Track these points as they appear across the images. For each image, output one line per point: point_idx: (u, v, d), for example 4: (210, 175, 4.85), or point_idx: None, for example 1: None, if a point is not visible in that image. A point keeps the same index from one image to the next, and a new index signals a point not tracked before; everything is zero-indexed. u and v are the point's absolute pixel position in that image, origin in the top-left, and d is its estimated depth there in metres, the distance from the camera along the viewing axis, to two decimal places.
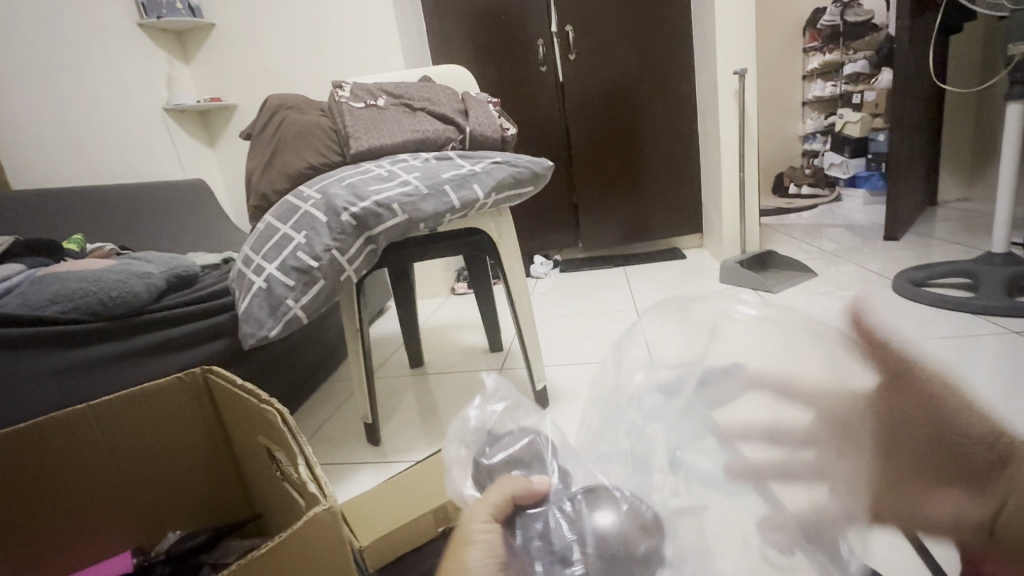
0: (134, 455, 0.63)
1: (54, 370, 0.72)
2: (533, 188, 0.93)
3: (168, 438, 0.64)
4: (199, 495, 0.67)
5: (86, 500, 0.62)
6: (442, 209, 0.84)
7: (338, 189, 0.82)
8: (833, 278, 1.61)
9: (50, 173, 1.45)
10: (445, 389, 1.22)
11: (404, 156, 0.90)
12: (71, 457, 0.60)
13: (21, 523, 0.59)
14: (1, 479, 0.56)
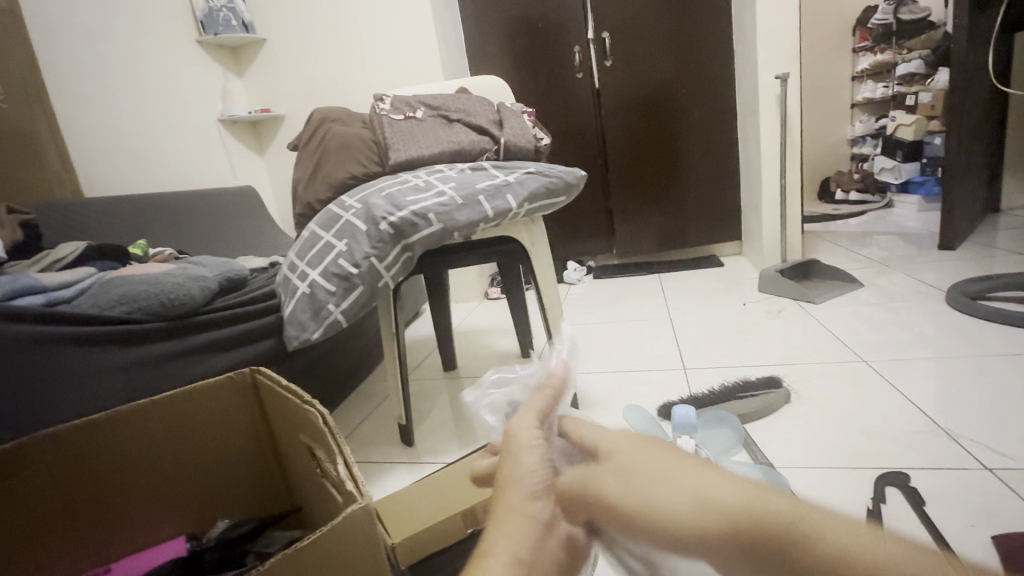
0: (187, 448, 0.68)
1: (120, 366, 0.78)
2: (566, 197, 0.95)
3: (218, 433, 0.69)
4: (245, 487, 0.71)
5: (146, 486, 0.67)
6: (476, 218, 0.86)
7: (377, 198, 0.86)
8: (882, 289, 1.54)
9: (117, 181, 1.56)
10: None
11: (440, 167, 0.92)
12: (132, 447, 0.65)
13: (90, 506, 0.64)
14: (71, 465, 0.62)
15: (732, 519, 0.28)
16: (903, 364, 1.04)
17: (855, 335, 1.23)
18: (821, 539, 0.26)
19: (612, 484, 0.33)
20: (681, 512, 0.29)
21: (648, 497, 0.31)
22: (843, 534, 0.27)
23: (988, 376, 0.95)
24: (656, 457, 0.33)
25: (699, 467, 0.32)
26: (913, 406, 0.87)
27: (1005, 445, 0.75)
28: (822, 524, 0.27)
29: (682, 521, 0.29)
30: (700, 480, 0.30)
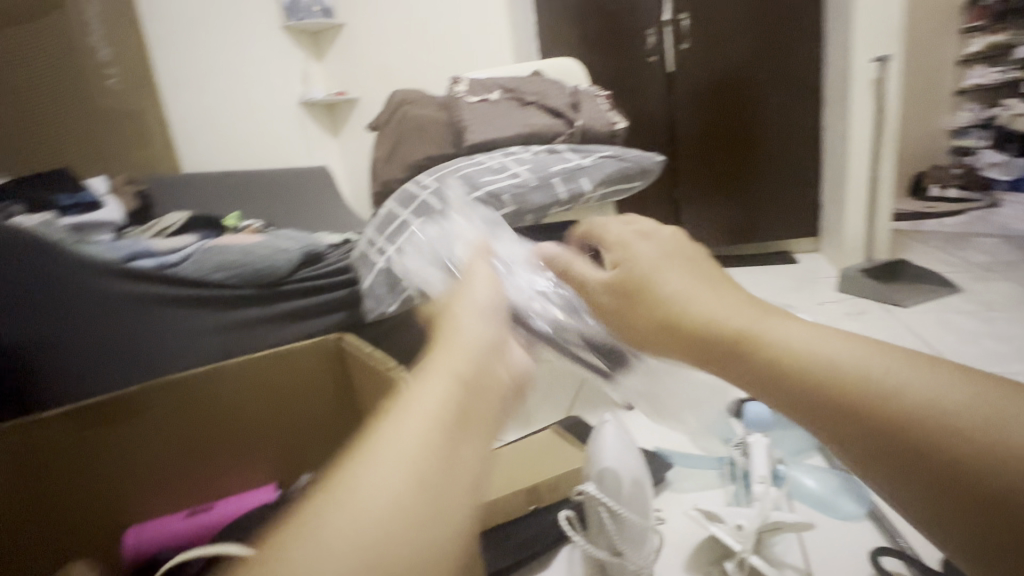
0: (275, 407, 0.73)
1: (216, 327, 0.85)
2: (641, 182, 0.93)
3: (302, 394, 0.74)
4: (325, 446, 0.77)
5: (239, 437, 0.73)
6: (550, 201, 0.86)
7: (453, 179, 0.88)
8: (984, 296, 1.40)
9: (210, 159, 1.69)
10: None
11: (515, 149, 0.93)
12: (229, 401, 0.71)
13: (192, 450, 0.71)
14: (179, 413, 0.68)
15: (715, 329, 0.35)
16: None
17: (949, 345, 1.14)
18: (777, 343, 0.32)
19: (628, 302, 0.41)
20: (715, 311, 0.36)
21: (651, 308, 0.39)
22: (812, 344, 0.31)
23: None
24: (666, 284, 0.39)
25: (721, 294, 0.37)
26: None
27: None
28: (784, 335, 0.32)
29: (664, 327, 0.38)
30: (707, 302, 0.37)
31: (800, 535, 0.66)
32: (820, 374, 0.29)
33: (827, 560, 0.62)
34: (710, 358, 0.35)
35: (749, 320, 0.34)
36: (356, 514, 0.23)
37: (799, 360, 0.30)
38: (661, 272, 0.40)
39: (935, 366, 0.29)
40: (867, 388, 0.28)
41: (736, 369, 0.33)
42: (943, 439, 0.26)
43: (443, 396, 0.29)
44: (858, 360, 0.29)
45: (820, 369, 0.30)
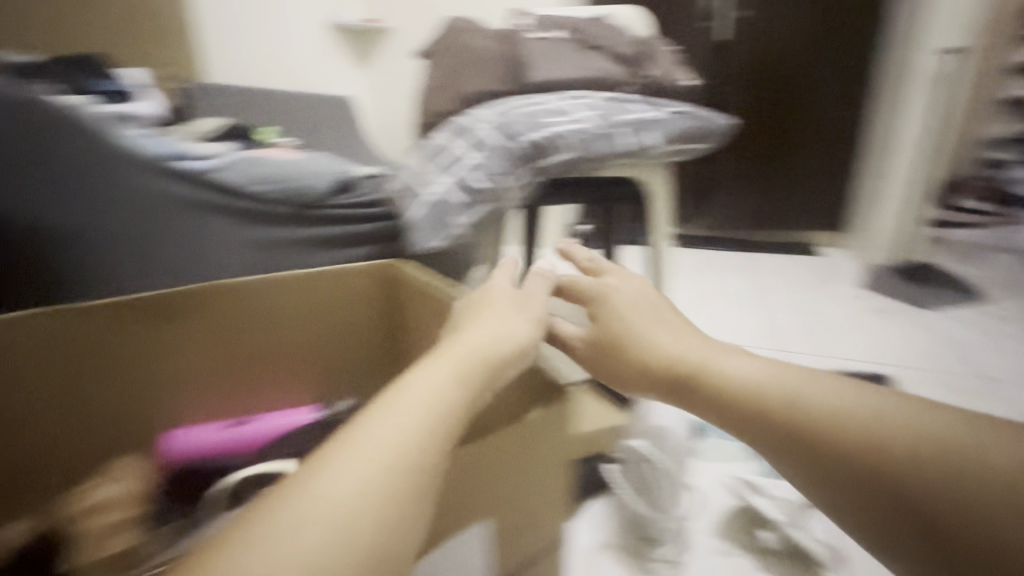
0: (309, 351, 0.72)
1: (246, 239, 0.68)
2: (708, 145, 0.90)
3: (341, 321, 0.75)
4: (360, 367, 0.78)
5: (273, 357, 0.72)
6: (613, 152, 0.82)
7: (513, 116, 0.83)
8: (1010, 308, 1.41)
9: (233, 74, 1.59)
10: None
11: (579, 94, 0.88)
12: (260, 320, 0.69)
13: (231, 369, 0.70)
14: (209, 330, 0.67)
15: (731, 388, 0.49)
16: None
17: (971, 355, 1.17)
18: (806, 402, 0.45)
19: (730, 370, 0.51)
20: (738, 376, 0.50)
21: (689, 370, 0.52)
22: (821, 402, 0.45)
23: None
24: (667, 350, 0.54)
25: (731, 356, 0.52)
26: None
27: None
28: (808, 395, 0.46)
29: (674, 371, 0.53)
30: (737, 369, 0.50)
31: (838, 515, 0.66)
32: (815, 432, 0.44)
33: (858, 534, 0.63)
34: (739, 415, 0.48)
35: (781, 374, 0.48)
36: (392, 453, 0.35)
37: (833, 424, 0.43)
38: (752, 363, 0.51)
39: (901, 405, 0.43)
40: (834, 421, 0.43)
41: (756, 427, 0.47)
42: (894, 464, 0.40)
43: (360, 478, 0.33)
44: (822, 403, 0.45)
45: (825, 424, 0.44)
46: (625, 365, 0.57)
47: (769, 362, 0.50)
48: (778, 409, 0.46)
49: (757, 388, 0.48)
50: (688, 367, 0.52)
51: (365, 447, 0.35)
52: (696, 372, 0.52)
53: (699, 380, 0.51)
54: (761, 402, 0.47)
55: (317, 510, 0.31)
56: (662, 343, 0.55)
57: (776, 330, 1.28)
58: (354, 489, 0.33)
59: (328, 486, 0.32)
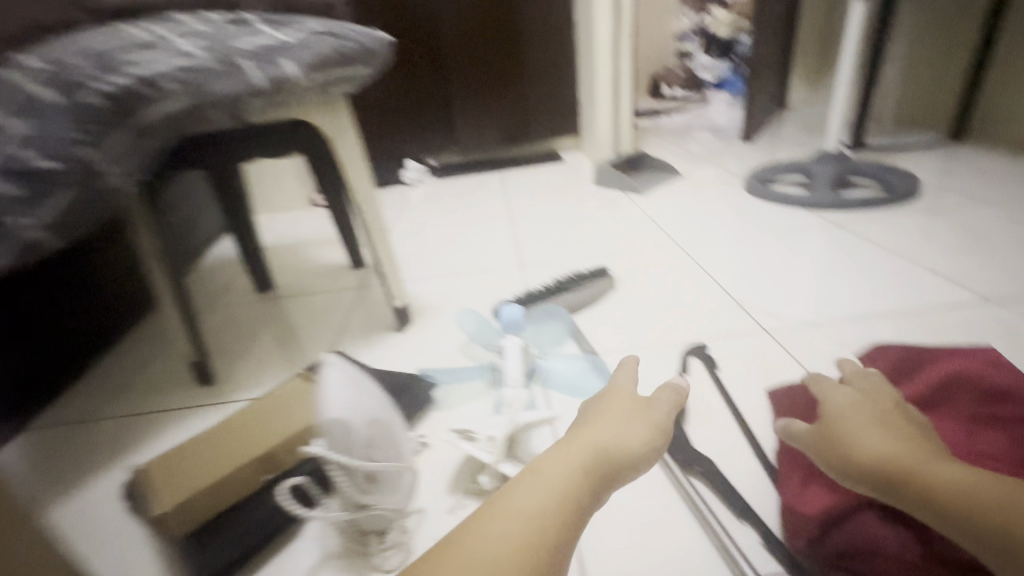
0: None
1: None
2: (367, 69, 0.79)
3: None
4: None
5: None
6: (242, 91, 0.65)
7: (72, 55, 0.58)
8: (698, 180, 1.69)
9: None
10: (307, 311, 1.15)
11: (181, 20, 0.68)
12: None
13: None
14: None
15: (878, 461, 0.43)
16: (710, 251, 1.19)
17: (672, 226, 1.37)
18: (931, 473, 0.40)
19: (930, 461, 0.41)
20: (886, 446, 0.43)
21: (894, 464, 0.42)
22: (954, 476, 0.39)
23: (767, 258, 1.13)
24: (866, 439, 0.44)
25: (875, 426, 0.46)
26: (715, 287, 1.03)
27: (775, 321, 0.90)
28: (934, 470, 0.40)
29: (872, 473, 0.43)
30: (868, 437, 0.45)
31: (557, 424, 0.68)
32: (955, 500, 0.38)
33: None
34: (891, 489, 0.41)
35: (948, 464, 0.41)
36: (525, 515, 0.43)
37: (964, 491, 0.38)
38: (876, 441, 0.44)
39: None
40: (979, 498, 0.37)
41: (904, 497, 0.40)
42: None
43: None
44: (962, 479, 0.39)
45: (971, 495, 0.38)
46: (816, 452, 0.48)
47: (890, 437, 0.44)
48: (918, 481, 0.40)
49: (893, 457, 0.42)
50: (830, 428, 0.47)
51: (502, 520, 0.43)
52: (840, 440, 0.46)
53: (831, 443, 0.46)
54: (896, 473, 0.41)
55: (470, 554, 0.40)
56: (871, 446, 0.44)
57: (523, 245, 1.33)
58: (501, 541, 0.42)
59: (477, 538, 0.42)
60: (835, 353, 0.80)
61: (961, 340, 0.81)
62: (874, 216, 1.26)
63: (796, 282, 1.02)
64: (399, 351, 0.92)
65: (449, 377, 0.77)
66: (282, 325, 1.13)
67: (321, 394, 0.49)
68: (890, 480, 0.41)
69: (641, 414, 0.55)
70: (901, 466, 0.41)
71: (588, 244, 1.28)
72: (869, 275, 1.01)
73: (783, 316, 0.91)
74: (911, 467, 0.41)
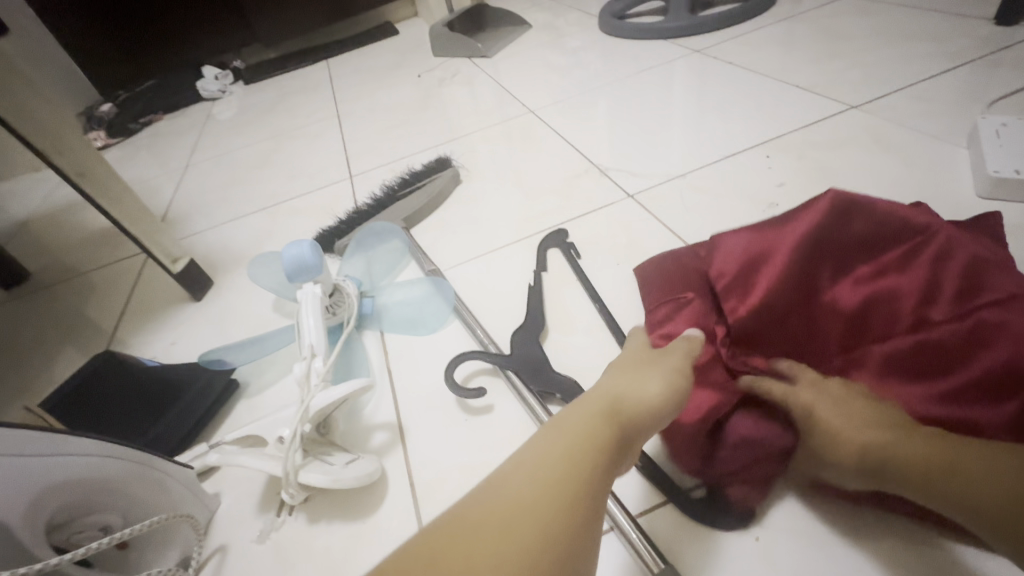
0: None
1: None
2: None
3: None
4: None
5: None
6: None
7: None
8: (553, 28, 1.45)
9: None
10: (76, 298, 0.87)
11: None
12: None
13: None
14: None
15: (854, 446, 0.34)
16: (568, 112, 1.03)
17: (527, 90, 1.16)
18: (916, 451, 0.32)
19: (920, 438, 0.32)
20: (863, 424, 0.35)
21: (872, 445, 0.33)
22: (941, 448, 0.31)
23: (629, 107, 0.99)
24: (839, 420, 0.36)
25: (849, 402, 0.37)
26: (576, 154, 0.88)
27: (642, 181, 0.77)
28: (918, 445, 0.32)
29: (858, 462, 0.34)
30: (844, 415, 0.36)
31: (395, 379, 0.54)
32: (945, 480, 0.30)
33: (415, 386, 0.53)
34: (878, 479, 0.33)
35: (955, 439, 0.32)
36: (503, 501, 0.30)
37: (954, 466, 0.30)
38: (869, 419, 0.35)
39: None
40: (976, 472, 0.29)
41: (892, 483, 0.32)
42: None
43: None
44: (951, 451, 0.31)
45: (964, 471, 0.30)
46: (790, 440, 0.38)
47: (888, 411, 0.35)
48: (902, 462, 0.32)
49: (874, 442, 0.33)
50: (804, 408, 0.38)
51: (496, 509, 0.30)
52: (816, 424, 0.37)
53: (807, 431, 0.37)
54: (880, 460, 0.33)
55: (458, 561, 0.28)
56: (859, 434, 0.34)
57: (353, 149, 1.08)
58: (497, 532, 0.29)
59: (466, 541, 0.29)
60: (710, 203, 0.70)
61: (832, 155, 0.73)
62: (737, 32, 1.13)
63: (663, 130, 0.89)
64: (206, 324, 0.72)
65: (251, 354, 0.60)
66: (49, 323, 0.84)
67: None
68: (886, 472, 0.33)
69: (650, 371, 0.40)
70: (882, 452, 0.33)
71: (430, 131, 1.06)
72: (737, 103, 0.91)
73: (650, 173, 0.79)
74: (889, 445, 0.33)
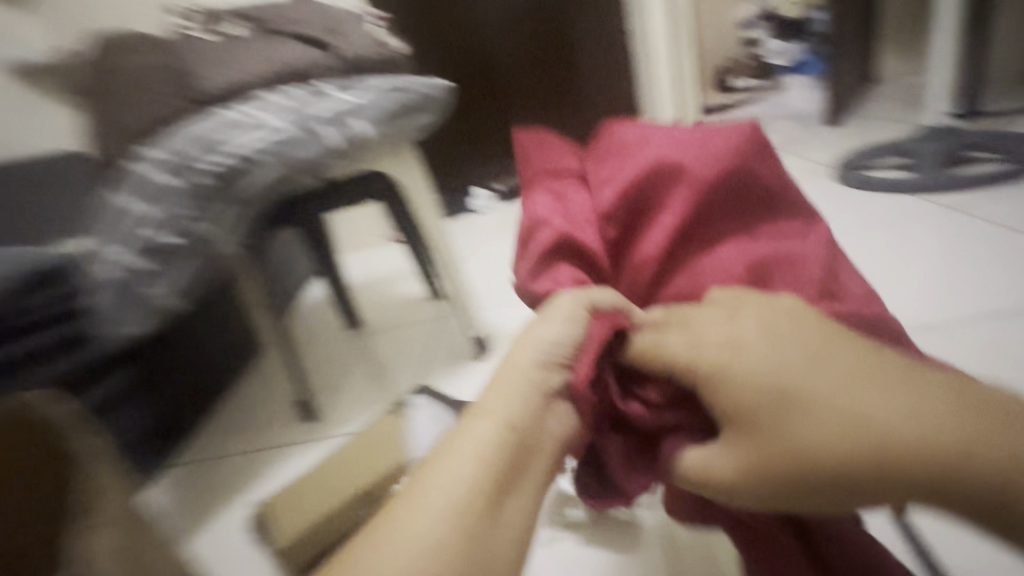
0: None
1: None
2: (430, 116, 0.83)
3: None
4: None
5: None
6: (318, 155, 0.72)
7: (185, 143, 0.69)
8: None
9: None
10: (393, 342, 1.21)
11: (267, 95, 0.73)
12: None
13: None
14: None
15: (755, 394, 0.31)
16: None
17: None
18: (826, 409, 0.29)
19: (852, 394, 0.28)
20: (781, 363, 0.31)
21: (767, 390, 0.31)
22: (882, 415, 0.27)
23: (872, 257, 1.01)
24: (738, 369, 0.33)
25: (749, 343, 0.33)
26: None
27: None
28: (823, 391, 0.29)
29: (757, 411, 0.31)
30: (756, 367, 0.32)
31: None
32: (893, 458, 0.26)
33: None
34: (770, 461, 0.31)
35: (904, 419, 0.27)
36: (409, 512, 0.32)
37: (896, 437, 0.26)
38: (725, 452, 0.33)
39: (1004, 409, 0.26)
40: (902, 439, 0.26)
41: (806, 442, 0.29)
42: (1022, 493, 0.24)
43: None
44: (894, 418, 0.27)
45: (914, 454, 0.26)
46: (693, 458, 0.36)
47: (776, 368, 0.31)
48: (820, 412, 0.29)
49: (766, 388, 0.31)
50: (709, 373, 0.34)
51: (411, 517, 0.32)
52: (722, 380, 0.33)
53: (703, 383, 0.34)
54: (791, 409, 0.30)
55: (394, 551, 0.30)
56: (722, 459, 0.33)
57: None
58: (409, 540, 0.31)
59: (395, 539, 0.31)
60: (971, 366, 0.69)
61: None
62: (1007, 195, 1.08)
63: (913, 284, 0.90)
64: (483, 384, 0.98)
65: None
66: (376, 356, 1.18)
67: None
68: (789, 477, 0.30)
69: (531, 392, 0.39)
70: (797, 413, 0.30)
71: None
72: (1009, 267, 0.87)
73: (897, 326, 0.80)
74: (807, 401, 0.29)
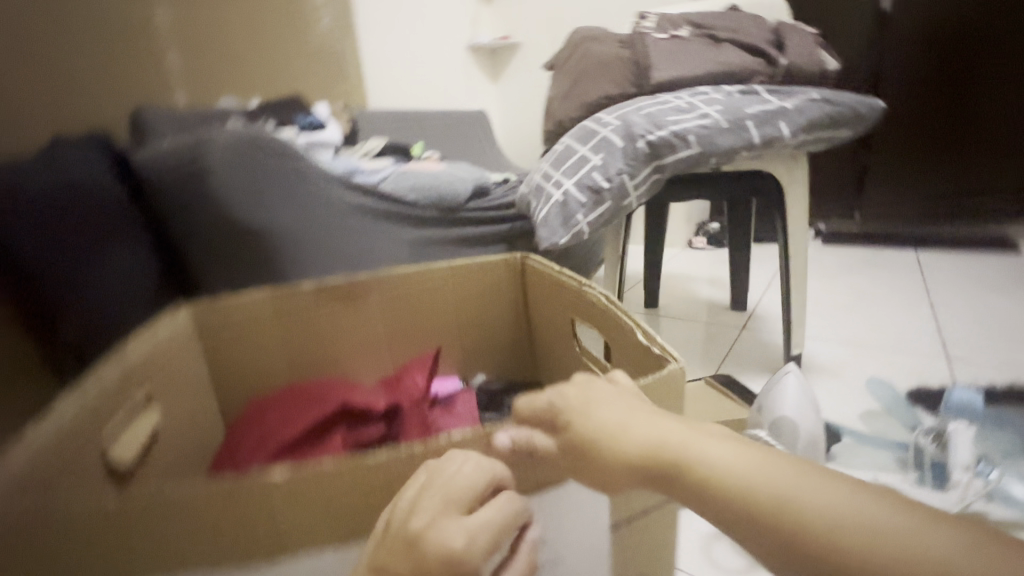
0: (460, 320, 0.71)
1: (388, 217, 0.91)
2: (849, 133, 0.84)
3: (483, 314, 0.71)
4: (462, 351, 0.73)
5: (427, 331, 0.71)
6: (739, 146, 0.81)
7: (637, 116, 0.86)
8: None
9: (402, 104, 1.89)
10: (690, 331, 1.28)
11: (704, 89, 0.88)
12: (428, 300, 0.69)
13: (398, 338, 0.70)
14: (386, 308, 0.68)
15: (636, 455, 0.37)
16: None
17: None
18: (704, 468, 0.35)
19: (692, 475, 0.35)
20: (616, 448, 0.38)
21: (659, 453, 0.36)
22: (723, 462, 0.35)
23: None
24: (621, 430, 0.38)
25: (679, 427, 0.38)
26: None
27: None
28: (709, 459, 0.35)
29: (646, 462, 0.37)
30: (720, 453, 0.35)
31: None
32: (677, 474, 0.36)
33: None
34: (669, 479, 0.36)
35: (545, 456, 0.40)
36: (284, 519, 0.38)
37: (713, 481, 0.34)
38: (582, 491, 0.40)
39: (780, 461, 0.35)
40: (731, 478, 0.34)
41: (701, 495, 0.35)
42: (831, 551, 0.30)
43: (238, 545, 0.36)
44: (738, 468, 0.34)
45: (741, 496, 0.33)
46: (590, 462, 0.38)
47: (625, 457, 0.37)
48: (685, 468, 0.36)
49: (731, 469, 0.35)
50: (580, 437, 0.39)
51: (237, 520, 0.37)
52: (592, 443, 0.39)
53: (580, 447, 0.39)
54: (675, 463, 0.36)
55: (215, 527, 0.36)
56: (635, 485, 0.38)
57: (947, 338, 1.13)
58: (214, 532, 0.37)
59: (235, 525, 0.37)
60: None
61: None
62: None
63: None
64: None
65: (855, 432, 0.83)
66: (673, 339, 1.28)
67: (780, 402, 0.75)
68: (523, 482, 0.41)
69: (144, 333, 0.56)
70: (664, 458, 0.36)
71: None
72: None
73: None
74: (695, 459, 0.35)
